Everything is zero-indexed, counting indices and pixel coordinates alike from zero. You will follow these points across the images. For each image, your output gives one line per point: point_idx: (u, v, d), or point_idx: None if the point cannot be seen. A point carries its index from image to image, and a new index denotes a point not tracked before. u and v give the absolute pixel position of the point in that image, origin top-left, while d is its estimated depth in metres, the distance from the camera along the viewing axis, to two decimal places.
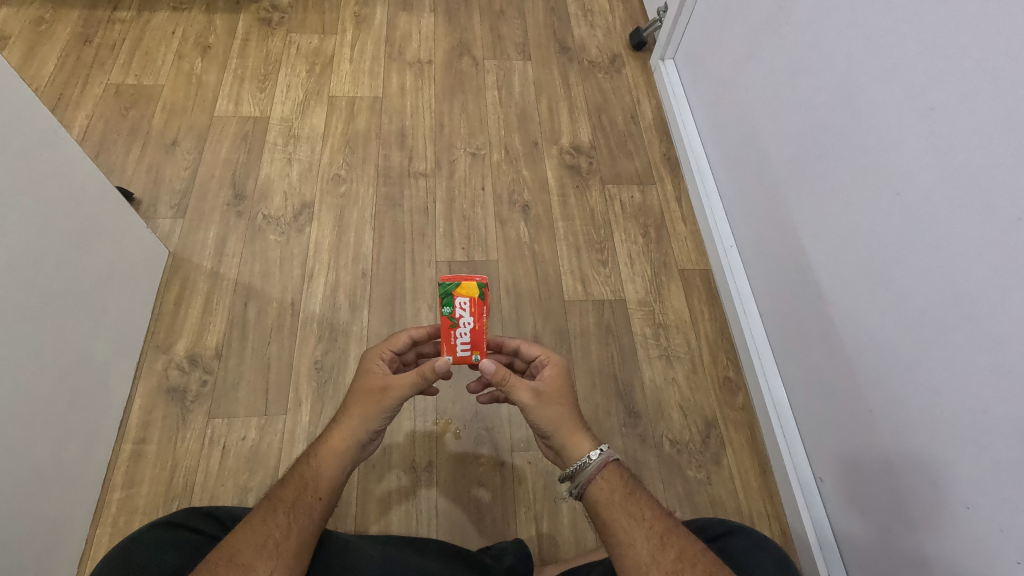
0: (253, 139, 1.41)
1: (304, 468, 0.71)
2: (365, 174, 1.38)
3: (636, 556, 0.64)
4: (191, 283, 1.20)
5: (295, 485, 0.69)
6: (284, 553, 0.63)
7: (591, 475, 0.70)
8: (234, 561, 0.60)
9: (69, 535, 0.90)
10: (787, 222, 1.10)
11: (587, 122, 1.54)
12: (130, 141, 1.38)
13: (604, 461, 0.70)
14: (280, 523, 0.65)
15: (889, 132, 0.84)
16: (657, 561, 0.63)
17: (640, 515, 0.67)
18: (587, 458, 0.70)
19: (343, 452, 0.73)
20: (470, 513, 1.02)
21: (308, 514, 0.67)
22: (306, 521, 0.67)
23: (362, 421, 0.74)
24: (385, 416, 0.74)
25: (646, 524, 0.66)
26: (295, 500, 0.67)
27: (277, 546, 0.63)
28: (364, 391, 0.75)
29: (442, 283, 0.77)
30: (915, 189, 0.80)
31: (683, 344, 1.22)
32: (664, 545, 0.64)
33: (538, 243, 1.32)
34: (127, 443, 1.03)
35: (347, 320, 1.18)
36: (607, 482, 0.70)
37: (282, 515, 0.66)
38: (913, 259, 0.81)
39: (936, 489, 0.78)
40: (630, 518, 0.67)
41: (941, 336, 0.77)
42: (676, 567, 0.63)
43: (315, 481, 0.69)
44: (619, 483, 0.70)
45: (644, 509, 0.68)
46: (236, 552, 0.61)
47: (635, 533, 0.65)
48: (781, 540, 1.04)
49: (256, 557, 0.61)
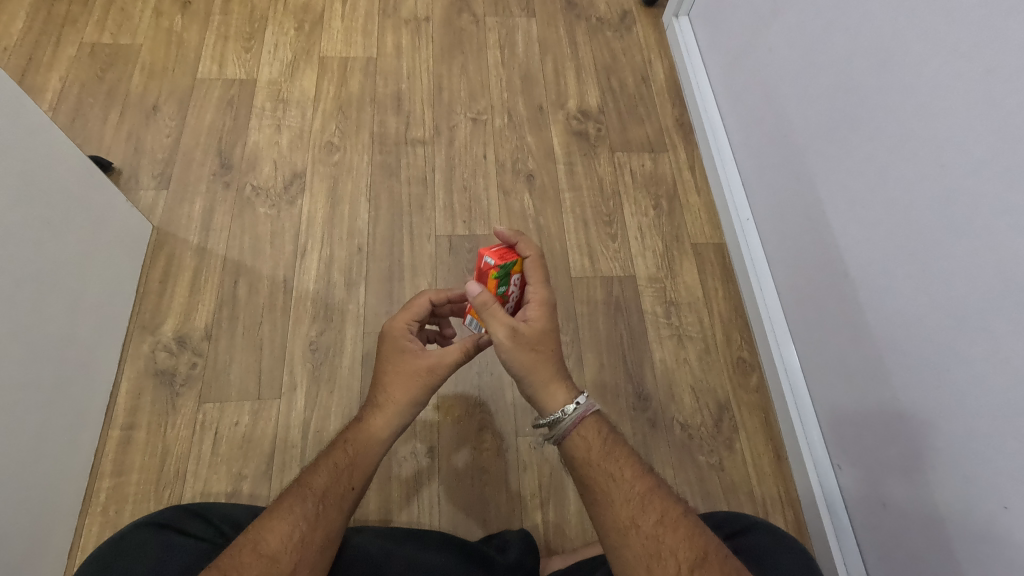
0: (240, 104, 1.32)
1: (339, 454, 0.66)
2: (359, 141, 1.30)
3: (614, 518, 0.60)
4: (177, 259, 1.14)
5: (328, 472, 0.64)
6: (310, 547, 0.59)
7: (566, 430, 0.66)
8: (259, 552, 0.57)
9: (57, 526, 0.87)
10: (810, 195, 1.02)
11: (595, 84, 1.44)
12: (107, 106, 1.29)
13: (582, 414, 0.66)
14: (308, 514, 0.60)
15: (936, 96, 0.75)
16: (636, 524, 0.59)
17: (620, 476, 0.63)
18: (562, 413, 0.66)
19: (383, 438, 0.68)
20: (472, 500, 0.98)
21: (340, 505, 0.63)
22: (334, 513, 0.62)
23: (405, 404, 0.69)
24: (425, 398, 0.71)
25: (625, 486, 0.62)
26: (326, 489, 0.63)
27: (304, 538, 0.59)
28: (404, 370, 0.69)
29: (501, 265, 0.68)
30: (963, 161, 0.72)
31: (695, 323, 1.17)
32: (644, 508, 0.60)
33: (544, 216, 1.25)
34: (115, 429, 0.98)
35: (343, 299, 1.12)
36: (584, 439, 0.65)
37: (311, 504, 0.61)
38: (956, 239, 0.74)
39: (971, 485, 0.73)
40: (608, 479, 0.63)
41: (985, 324, 0.70)
42: (658, 530, 0.59)
43: (349, 469, 0.65)
44: (597, 439, 0.66)
45: (623, 469, 0.63)
46: (262, 541, 0.57)
47: (613, 495, 0.61)
48: (795, 527, 1.01)
49: (282, 547, 0.57)
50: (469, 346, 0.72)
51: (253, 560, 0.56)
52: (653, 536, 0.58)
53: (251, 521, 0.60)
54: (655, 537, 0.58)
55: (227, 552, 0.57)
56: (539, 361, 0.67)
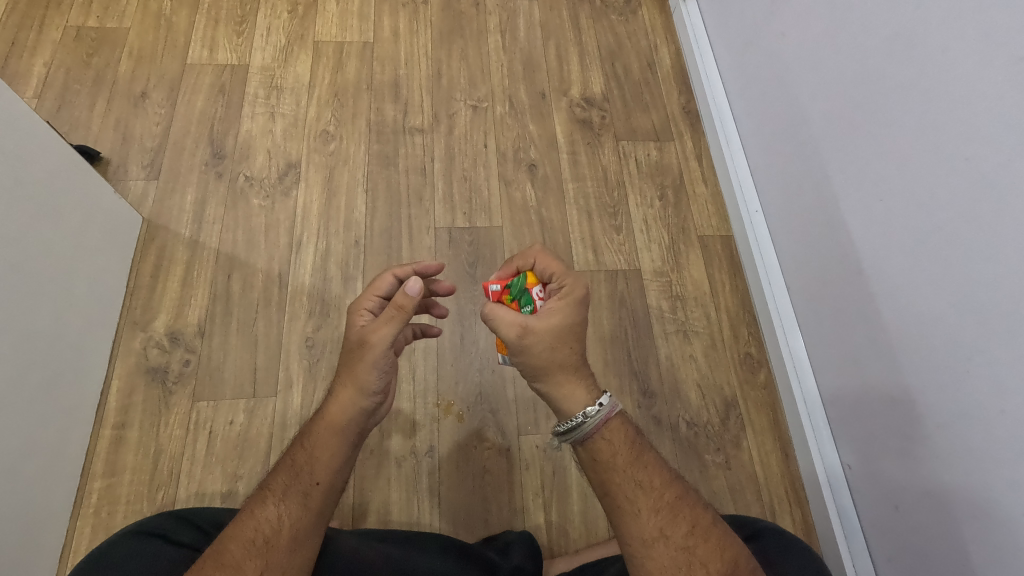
0: (232, 91, 1.27)
1: (297, 452, 0.63)
2: (356, 130, 1.26)
3: (642, 529, 0.58)
4: (169, 253, 1.11)
5: (287, 471, 0.62)
6: (275, 552, 0.58)
7: (590, 433, 0.61)
8: (221, 562, 0.57)
9: (48, 529, 0.85)
10: (823, 186, 0.98)
11: (599, 70, 1.40)
12: (94, 93, 1.24)
13: (607, 416, 0.61)
14: (269, 517, 0.59)
15: (965, 84, 0.71)
16: (666, 535, 0.58)
17: (649, 484, 0.59)
18: (585, 416, 0.60)
19: (343, 426, 0.64)
20: (473, 500, 0.96)
21: (304, 502, 0.60)
22: (301, 513, 0.60)
23: (355, 386, 0.64)
24: (377, 376, 0.64)
25: (655, 495, 0.59)
26: (287, 488, 0.61)
27: (268, 543, 0.58)
28: (348, 351, 0.66)
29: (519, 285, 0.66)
30: (989, 155, 0.68)
31: (702, 318, 1.14)
32: (674, 519, 0.58)
33: (547, 208, 1.22)
34: (106, 428, 0.96)
35: (340, 293, 1.09)
36: (608, 443, 0.61)
37: (272, 507, 0.60)
38: (979, 236, 0.70)
39: (986, 491, 0.71)
40: (637, 487, 0.59)
41: (1006, 324, 0.67)
42: (687, 542, 0.58)
43: (309, 465, 0.62)
44: (624, 443, 0.61)
45: (652, 476, 0.60)
46: (224, 551, 0.57)
47: (641, 505, 0.58)
48: (803, 528, 0.99)
49: (245, 556, 0.57)
50: (399, 303, 0.63)
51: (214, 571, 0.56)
52: (685, 548, 0.57)
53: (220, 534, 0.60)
54: (686, 549, 0.57)
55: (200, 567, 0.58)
56: (556, 361, 0.62)
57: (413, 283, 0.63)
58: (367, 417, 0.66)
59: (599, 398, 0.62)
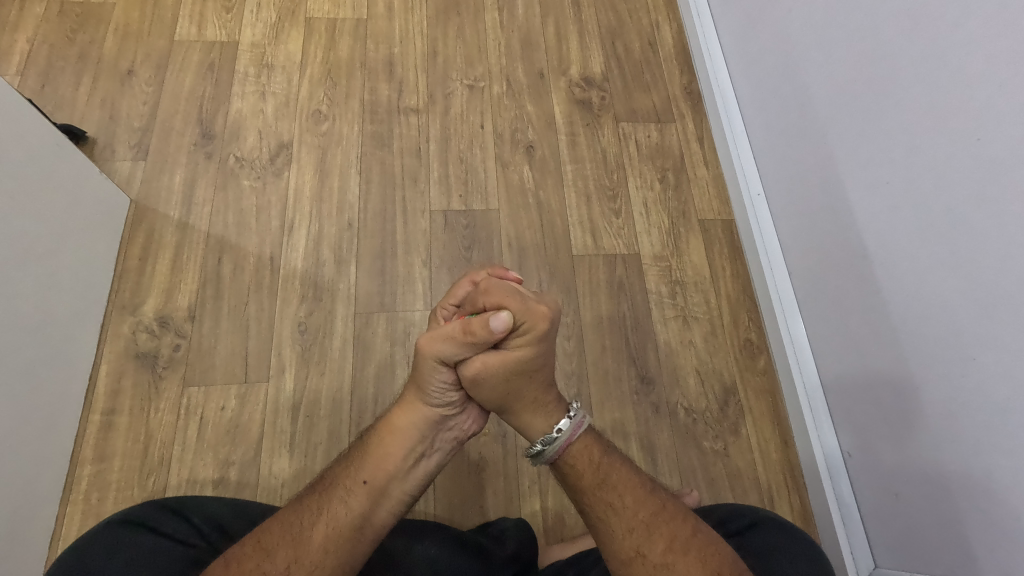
0: (221, 69, 1.24)
1: (356, 450, 0.66)
2: (349, 109, 1.23)
3: (619, 548, 0.58)
4: (158, 235, 1.08)
5: (341, 467, 0.64)
6: (308, 545, 0.58)
7: (552, 459, 0.64)
8: (259, 542, 0.57)
9: (37, 515, 0.84)
10: (828, 169, 0.96)
11: (599, 48, 1.36)
12: (79, 70, 1.21)
13: (567, 440, 0.63)
14: (311, 508, 0.61)
15: (980, 59, 0.68)
16: (643, 553, 0.57)
17: (619, 504, 0.59)
18: (544, 443, 0.64)
19: (403, 432, 0.65)
20: (468, 487, 0.95)
21: (346, 499, 0.61)
22: (341, 510, 0.60)
23: (419, 391, 0.66)
24: (439, 386, 0.65)
25: (626, 514, 0.59)
26: (334, 482, 0.63)
27: (303, 533, 0.58)
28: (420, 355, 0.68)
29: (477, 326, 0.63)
30: (1000, 135, 0.66)
31: (702, 303, 1.12)
32: (649, 536, 0.57)
33: (544, 190, 1.19)
34: (95, 414, 0.94)
35: (333, 277, 1.07)
36: (573, 467, 0.63)
37: (316, 499, 0.61)
38: (989, 220, 0.68)
39: (989, 480, 0.69)
40: (607, 508, 0.59)
41: (1013, 311, 0.65)
42: (667, 558, 0.56)
43: (360, 463, 0.64)
44: (588, 466, 0.62)
45: (623, 495, 0.60)
46: (266, 532, 0.58)
47: (614, 525, 0.58)
48: (801, 515, 0.98)
49: (279, 542, 0.57)
50: (469, 330, 0.61)
51: (252, 551, 0.57)
52: (663, 565, 0.56)
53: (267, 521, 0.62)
54: (664, 566, 0.56)
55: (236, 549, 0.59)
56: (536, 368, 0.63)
57: (496, 318, 0.61)
58: (429, 427, 0.66)
59: (559, 422, 0.65)
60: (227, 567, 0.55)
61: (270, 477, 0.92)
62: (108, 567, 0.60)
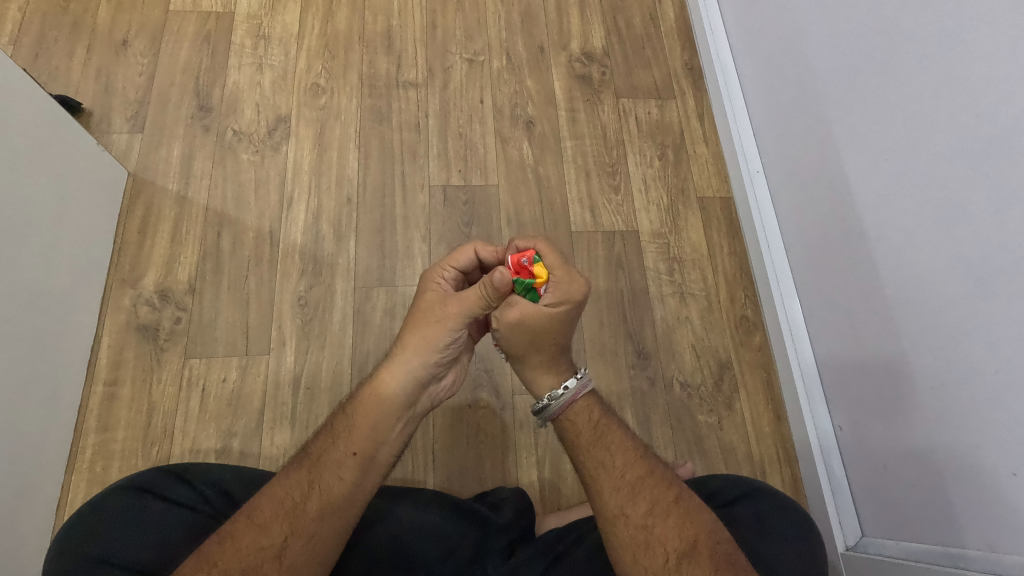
0: (217, 40, 1.22)
1: (338, 418, 0.63)
2: (348, 83, 1.21)
3: (603, 506, 0.59)
4: (157, 208, 1.08)
5: (325, 438, 0.61)
6: (303, 517, 0.57)
7: (554, 415, 0.64)
8: (252, 520, 0.56)
9: (43, 482, 0.85)
10: (826, 146, 0.96)
11: (600, 23, 1.34)
12: (74, 40, 1.19)
13: (572, 397, 0.64)
14: (301, 481, 0.59)
15: (980, 37, 0.68)
16: (626, 513, 0.58)
17: (610, 462, 0.60)
18: (549, 399, 0.64)
19: (392, 398, 0.63)
20: (467, 458, 0.97)
21: (338, 471, 0.59)
22: (332, 482, 0.59)
23: (419, 352, 0.64)
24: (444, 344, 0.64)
25: (615, 472, 0.60)
26: (322, 455, 0.60)
27: (296, 508, 0.57)
28: (420, 316, 0.65)
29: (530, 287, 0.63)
30: (1000, 110, 0.66)
31: (698, 280, 1.13)
32: (633, 496, 0.58)
33: (543, 166, 1.19)
34: (98, 385, 0.95)
35: (333, 252, 1.07)
36: (573, 424, 0.63)
37: (306, 471, 0.59)
38: (985, 195, 0.68)
39: (977, 451, 0.71)
40: (598, 465, 0.60)
41: (1007, 285, 0.66)
42: (647, 520, 0.57)
43: (348, 434, 0.61)
44: (587, 424, 0.63)
45: (615, 454, 0.61)
46: (257, 510, 0.57)
47: (602, 482, 0.59)
48: (792, 486, 1.00)
49: (274, 517, 0.56)
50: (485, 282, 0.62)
51: (246, 528, 0.56)
52: (643, 526, 0.57)
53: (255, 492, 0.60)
54: (645, 527, 0.57)
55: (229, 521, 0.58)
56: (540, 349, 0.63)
57: (498, 275, 0.61)
58: (419, 390, 0.64)
59: (566, 380, 0.65)
60: (222, 547, 0.55)
61: (272, 448, 0.94)
62: (115, 533, 0.62)
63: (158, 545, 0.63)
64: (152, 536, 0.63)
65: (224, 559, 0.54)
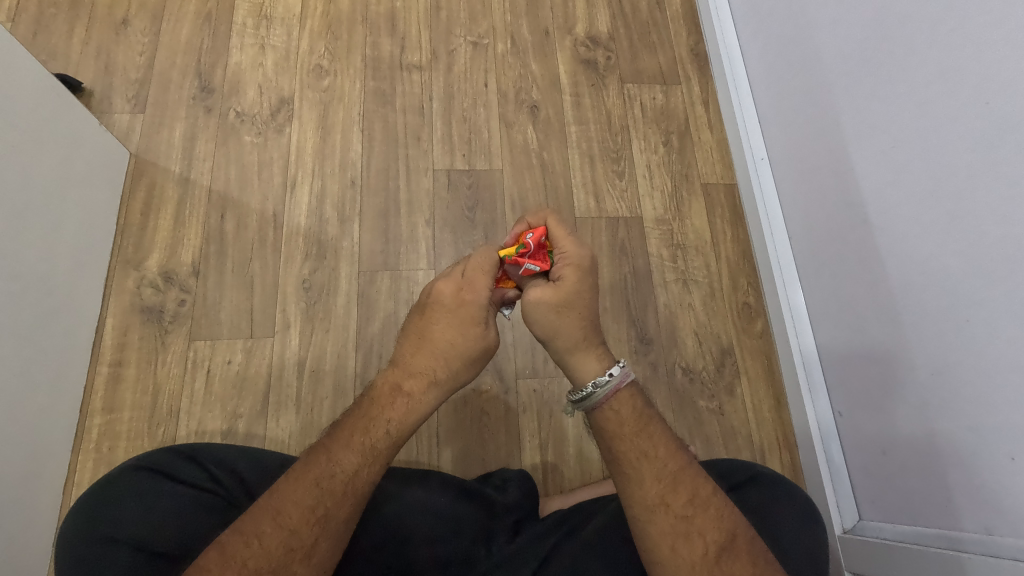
0: (218, 20, 1.21)
1: (376, 429, 0.61)
2: (350, 65, 1.20)
3: (644, 494, 0.58)
4: (159, 190, 1.07)
5: (361, 449, 0.59)
6: (333, 521, 0.57)
7: (598, 403, 0.62)
8: (279, 523, 0.55)
9: (49, 463, 0.86)
10: (832, 134, 0.95)
11: (606, 6, 1.33)
12: (72, 18, 1.17)
13: (616, 386, 0.62)
14: (336, 489, 0.57)
15: (990, 24, 0.68)
16: (667, 503, 0.57)
17: (652, 454, 0.59)
18: (594, 386, 0.62)
19: (423, 409, 0.63)
20: (472, 441, 0.98)
21: (372, 479, 0.59)
22: (364, 489, 0.59)
23: (457, 378, 0.64)
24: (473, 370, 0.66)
25: (657, 464, 0.59)
26: (359, 466, 0.59)
27: (327, 515, 0.57)
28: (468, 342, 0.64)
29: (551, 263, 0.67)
30: (1007, 98, 0.66)
31: (701, 267, 1.13)
32: (676, 487, 0.58)
33: (548, 151, 1.18)
34: (103, 366, 0.96)
35: (336, 236, 1.07)
36: (623, 412, 0.62)
37: (341, 482, 0.58)
38: (990, 184, 0.68)
39: (978, 438, 0.72)
40: (640, 456, 0.59)
41: (1012, 274, 0.66)
42: (687, 511, 0.57)
43: (388, 447, 0.60)
44: (630, 414, 0.62)
45: (656, 446, 0.60)
46: (282, 511, 0.56)
47: (644, 473, 0.58)
48: (790, 470, 1.02)
49: (303, 522, 0.56)
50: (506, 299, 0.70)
51: (273, 530, 0.55)
52: (684, 517, 0.57)
53: (275, 491, 0.57)
54: (685, 518, 0.57)
55: (248, 518, 0.56)
56: (554, 327, 0.63)
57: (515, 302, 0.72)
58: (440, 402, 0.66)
59: (609, 368, 0.63)
60: (250, 549, 0.54)
61: (278, 430, 0.95)
62: (127, 510, 0.63)
63: (168, 527, 0.63)
64: (163, 515, 0.63)
65: (253, 559, 0.54)
